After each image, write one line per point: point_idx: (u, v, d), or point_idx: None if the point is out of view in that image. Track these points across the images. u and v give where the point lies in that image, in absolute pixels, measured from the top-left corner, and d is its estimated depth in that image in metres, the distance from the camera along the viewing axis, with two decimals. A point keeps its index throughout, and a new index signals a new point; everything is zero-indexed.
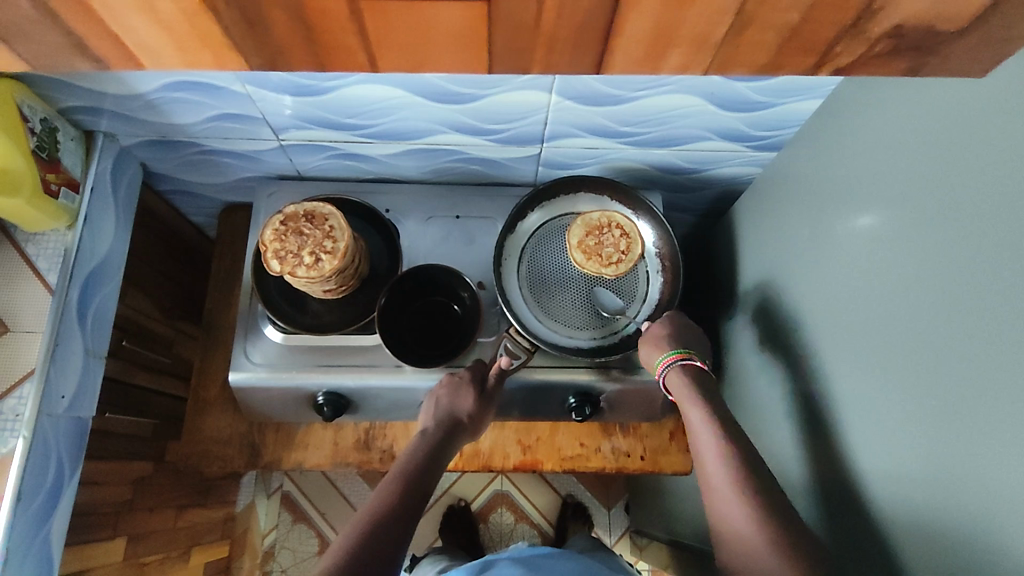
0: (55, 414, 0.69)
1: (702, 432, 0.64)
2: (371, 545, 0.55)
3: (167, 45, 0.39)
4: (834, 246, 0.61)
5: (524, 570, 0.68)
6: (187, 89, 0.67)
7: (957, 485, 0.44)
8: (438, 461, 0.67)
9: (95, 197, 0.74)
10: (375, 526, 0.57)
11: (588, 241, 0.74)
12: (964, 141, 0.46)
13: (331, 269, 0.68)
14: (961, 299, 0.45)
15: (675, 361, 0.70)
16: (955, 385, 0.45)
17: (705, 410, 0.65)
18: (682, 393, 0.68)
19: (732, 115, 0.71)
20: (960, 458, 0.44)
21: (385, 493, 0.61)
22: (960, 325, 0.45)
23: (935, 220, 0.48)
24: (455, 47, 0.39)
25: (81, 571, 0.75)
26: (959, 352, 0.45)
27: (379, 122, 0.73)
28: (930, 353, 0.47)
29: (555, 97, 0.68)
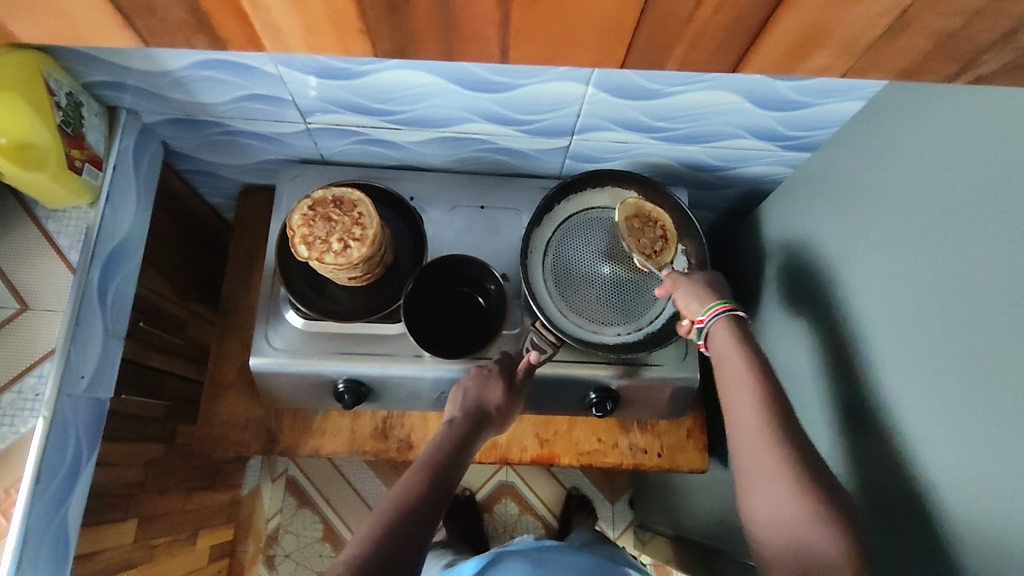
0: (75, 394, 0.68)
1: (744, 388, 0.59)
2: (400, 533, 0.55)
3: (296, 27, 0.42)
4: (863, 250, 0.61)
5: (531, 567, 0.67)
6: (216, 68, 0.66)
7: (991, 494, 0.44)
8: (466, 452, 0.67)
9: (117, 175, 0.72)
10: (404, 514, 0.57)
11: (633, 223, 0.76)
12: (1007, 148, 0.46)
13: (359, 257, 0.67)
14: (999, 309, 0.45)
15: (723, 312, 0.65)
16: (990, 396, 0.45)
17: (750, 367, 0.60)
18: (726, 347, 0.63)
19: (768, 113, 0.71)
20: (996, 468, 0.44)
21: (414, 481, 0.61)
22: (998, 335, 0.44)
23: (971, 229, 0.48)
24: (595, 42, 0.43)
25: (94, 553, 0.75)
26: (997, 360, 0.44)
27: (409, 108, 0.72)
28: (966, 361, 0.47)
29: (591, 90, 0.67)
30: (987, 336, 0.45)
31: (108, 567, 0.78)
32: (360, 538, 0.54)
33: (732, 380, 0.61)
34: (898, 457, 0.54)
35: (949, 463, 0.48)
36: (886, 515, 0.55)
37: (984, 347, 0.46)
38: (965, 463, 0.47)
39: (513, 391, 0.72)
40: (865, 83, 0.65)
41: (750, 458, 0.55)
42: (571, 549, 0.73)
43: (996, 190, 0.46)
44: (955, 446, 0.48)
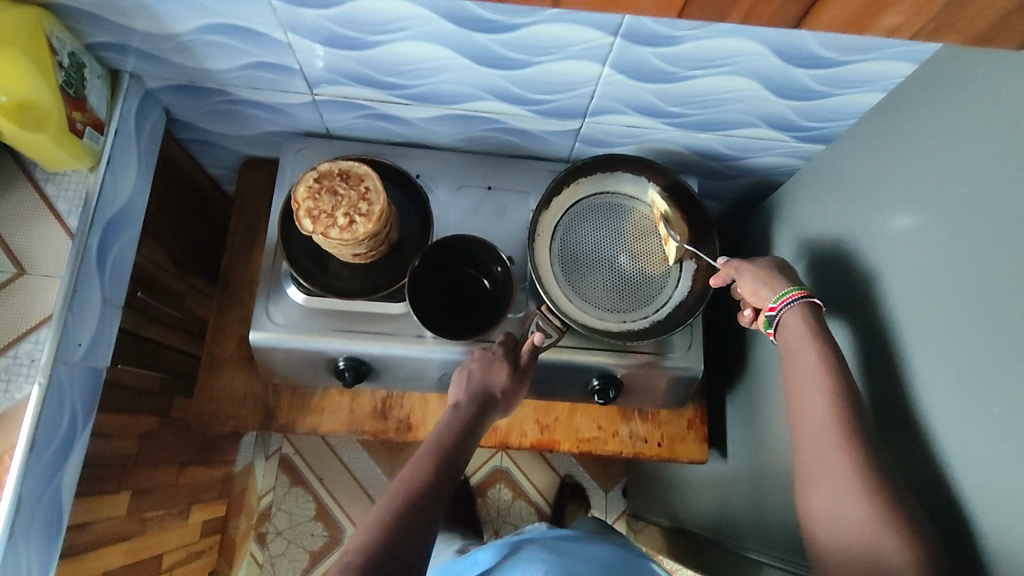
0: (72, 362, 0.66)
1: (816, 383, 0.58)
2: (405, 523, 0.55)
3: None
4: (878, 243, 0.60)
5: (550, 554, 0.67)
6: (224, 33, 0.64)
7: (1005, 490, 0.44)
8: (472, 436, 0.66)
9: (118, 140, 0.71)
10: (410, 502, 0.57)
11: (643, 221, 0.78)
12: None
13: (365, 232, 0.66)
14: (1019, 304, 0.44)
15: (799, 299, 0.63)
16: (1005, 396, 0.44)
17: (824, 359, 0.58)
18: (799, 336, 0.61)
19: (785, 102, 0.70)
20: (1010, 464, 0.44)
21: (420, 466, 0.61)
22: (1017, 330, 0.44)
23: (990, 226, 0.47)
24: None
25: (86, 524, 0.74)
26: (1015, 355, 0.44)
27: (420, 83, 0.70)
28: (984, 356, 0.47)
29: (607, 70, 0.66)
30: (1004, 333, 0.45)
31: (100, 538, 0.77)
32: (367, 529, 0.54)
33: (807, 372, 0.59)
34: (911, 454, 0.54)
35: (962, 461, 0.48)
36: None
37: (1001, 344, 0.45)
38: (977, 461, 0.47)
39: (518, 373, 0.70)
40: (886, 73, 0.63)
41: (821, 458, 0.55)
42: (593, 540, 0.74)
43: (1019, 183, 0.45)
44: (968, 445, 0.48)
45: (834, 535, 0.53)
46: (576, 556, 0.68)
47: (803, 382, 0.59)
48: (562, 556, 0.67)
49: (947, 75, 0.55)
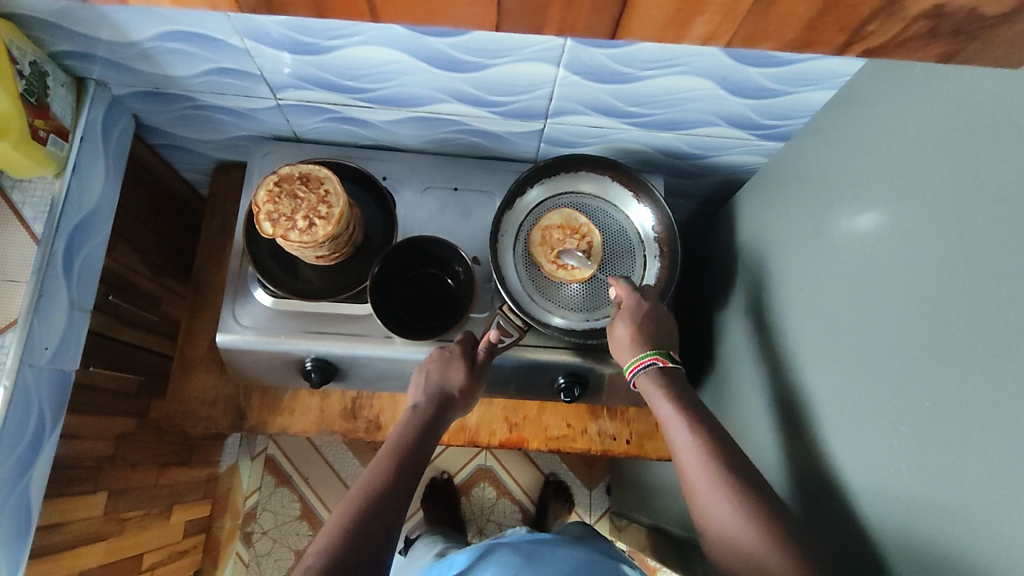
0: (38, 364, 0.68)
1: (679, 430, 0.62)
2: (367, 523, 0.55)
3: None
4: (838, 240, 0.61)
5: (522, 559, 0.63)
6: (183, 40, 0.65)
7: (943, 484, 0.44)
8: (432, 436, 0.67)
9: (84, 146, 0.72)
10: (370, 502, 0.57)
11: (553, 229, 0.78)
12: (981, 139, 0.45)
13: (324, 235, 0.67)
14: (961, 299, 0.45)
15: (643, 369, 0.67)
16: (945, 390, 0.45)
17: (677, 406, 0.63)
18: (653, 394, 0.66)
19: (742, 101, 0.70)
20: (949, 459, 0.44)
21: (379, 468, 0.61)
22: (961, 327, 0.44)
23: (938, 223, 0.48)
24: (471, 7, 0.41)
25: (58, 524, 0.75)
26: (957, 351, 0.44)
27: (380, 87, 0.71)
28: (927, 353, 0.47)
29: (563, 72, 0.66)
30: (946, 329, 0.46)
31: (74, 539, 0.78)
32: (330, 530, 0.54)
33: (667, 421, 0.63)
34: (855, 449, 0.54)
35: (902, 455, 0.49)
36: (846, 506, 0.55)
37: (943, 339, 0.46)
38: (916, 454, 0.47)
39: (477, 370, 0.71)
40: (837, 71, 0.64)
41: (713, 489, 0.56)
42: (568, 543, 0.69)
43: (973, 181, 0.46)
44: (909, 439, 0.48)
45: (739, 562, 0.53)
46: (547, 562, 0.63)
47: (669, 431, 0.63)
48: (530, 563, 0.62)
49: (899, 74, 0.56)
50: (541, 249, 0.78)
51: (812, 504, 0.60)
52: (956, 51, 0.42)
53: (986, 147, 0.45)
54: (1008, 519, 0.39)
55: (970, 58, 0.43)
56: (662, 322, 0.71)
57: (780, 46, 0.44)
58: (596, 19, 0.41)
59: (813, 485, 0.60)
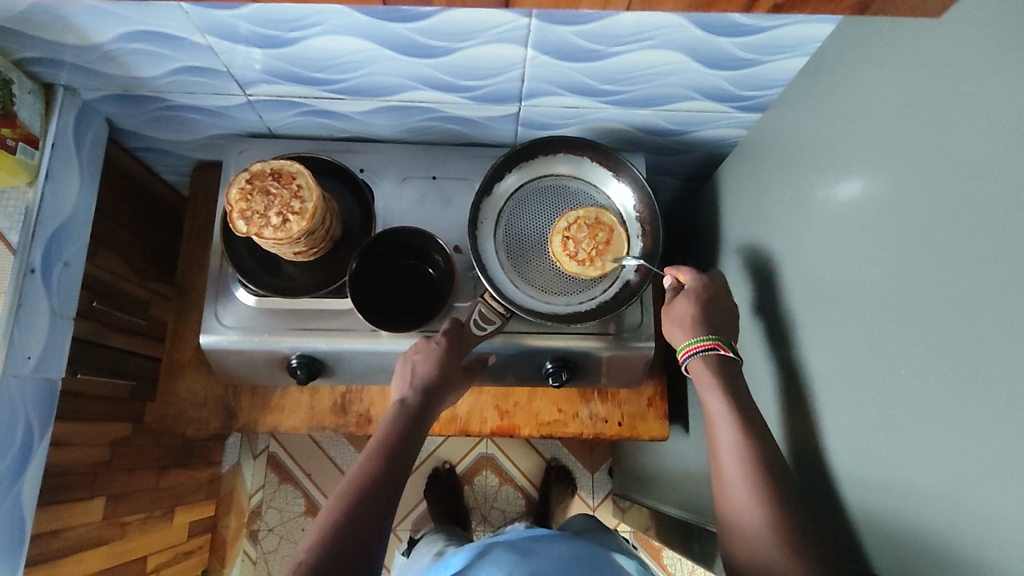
0: (22, 374, 0.68)
1: (721, 425, 0.61)
2: (356, 520, 0.55)
3: None
4: (820, 209, 0.60)
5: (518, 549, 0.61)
6: (145, 40, 0.64)
7: (939, 454, 0.44)
8: (421, 427, 0.67)
9: (56, 154, 0.72)
10: (360, 502, 0.56)
11: (595, 238, 0.75)
12: (958, 97, 0.44)
13: (299, 231, 0.66)
14: (947, 264, 0.44)
15: (701, 351, 0.65)
16: (934, 359, 0.44)
17: (728, 413, 0.61)
18: (703, 378, 0.65)
19: (716, 73, 0.69)
20: (943, 428, 0.43)
21: (367, 464, 0.60)
22: (951, 293, 0.43)
23: (919, 188, 0.47)
24: None
25: (57, 531, 0.75)
26: (946, 317, 0.43)
27: (349, 77, 0.70)
28: (918, 321, 0.46)
29: (532, 52, 0.65)
30: (934, 296, 0.45)
31: (75, 543, 0.79)
32: (317, 528, 0.54)
33: (712, 413, 0.62)
34: (851, 421, 0.54)
35: (896, 424, 0.48)
36: (846, 481, 0.54)
37: (933, 307, 0.45)
38: (907, 423, 0.47)
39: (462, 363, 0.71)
40: (811, 37, 0.62)
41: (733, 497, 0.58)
42: (570, 538, 0.65)
43: (952, 141, 0.44)
44: (902, 408, 0.48)
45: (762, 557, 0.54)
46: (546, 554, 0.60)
47: (718, 435, 0.61)
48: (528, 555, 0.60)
49: (872, 34, 0.54)
50: (595, 215, 0.75)
51: (812, 480, 0.60)
52: None
53: (964, 104, 0.43)
54: (1006, 486, 0.38)
55: None
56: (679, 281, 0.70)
57: None
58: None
59: (812, 460, 0.60)
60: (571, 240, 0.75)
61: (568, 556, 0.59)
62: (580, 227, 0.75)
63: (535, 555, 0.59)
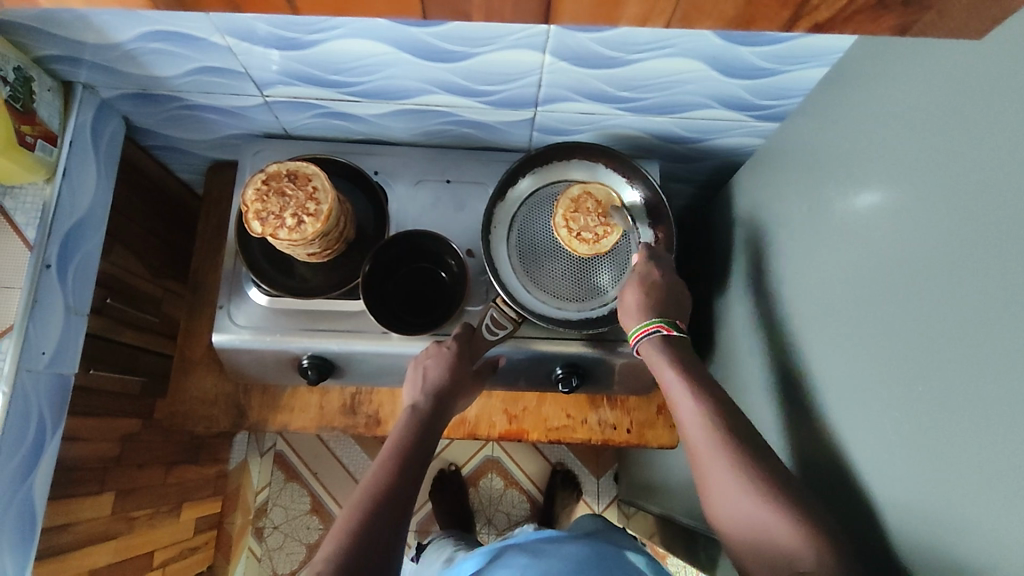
0: (36, 369, 0.69)
1: (690, 417, 0.60)
2: (375, 525, 0.55)
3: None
4: (836, 221, 0.60)
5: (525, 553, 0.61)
6: (164, 40, 0.64)
7: (955, 472, 0.43)
8: (433, 432, 0.67)
9: (73, 151, 0.72)
10: (375, 507, 0.56)
11: (585, 205, 0.74)
12: (979, 114, 0.44)
13: (313, 232, 0.66)
14: (964, 280, 0.43)
15: (649, 333, 0.67)
16: (950, 376, 0.44)
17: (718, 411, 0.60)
18: (656, 358, 0.66)
19: (734, 81, 0.68)
20: (957, 445, 0.43)
21: (381, 471, 0.60)
22: (969, 308, 0.43)
23: (939, 204, 0.46)
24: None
25: (66, 526, 0.75)
26: (963, 334, 0.43)
27: (365, 79, 0.70)
28: (932, 337, 0.46)
29: (549, 58, 0.65)
30: (949, 312, 0.44)
31: (84, 538, 0.79)
32: (336, 535, 0.54)
33: (668, 385, 0.64)
34: (860, 436, 0.54)
35: (909, 441, 0.48)
36: (857, 495, 0.54)
37: (946, 324, 0.44)
38: (921, 440, 0.47)
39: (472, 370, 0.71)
40: (830, 48, 0.62)
41: (701, 461, 0.57)
42: (578, 539, 0.65)
43: (973, 156, 0.44)
44: (916, 425, 0.47)
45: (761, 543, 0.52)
46: (558, 556, 0.59)
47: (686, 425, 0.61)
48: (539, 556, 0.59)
49: (893, 46, 0.54)
50: (564, 200, 0.74)
51: (822, 493, 0.59)
52: (914, 18, 0.41)
53: (986, 119, 0.43)
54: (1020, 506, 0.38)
55: (939, 28, 0.42)
56: (675, 289, 0.71)
57: (716, 25, 0.44)
58: (523, 4, 0.42)
59: (823, 473, 0.59)
60: (584, 230, 0.73)
61: (575, 555, 0.59)
62: (571, 217, 0.73)
63: (545, 556, 0.59)
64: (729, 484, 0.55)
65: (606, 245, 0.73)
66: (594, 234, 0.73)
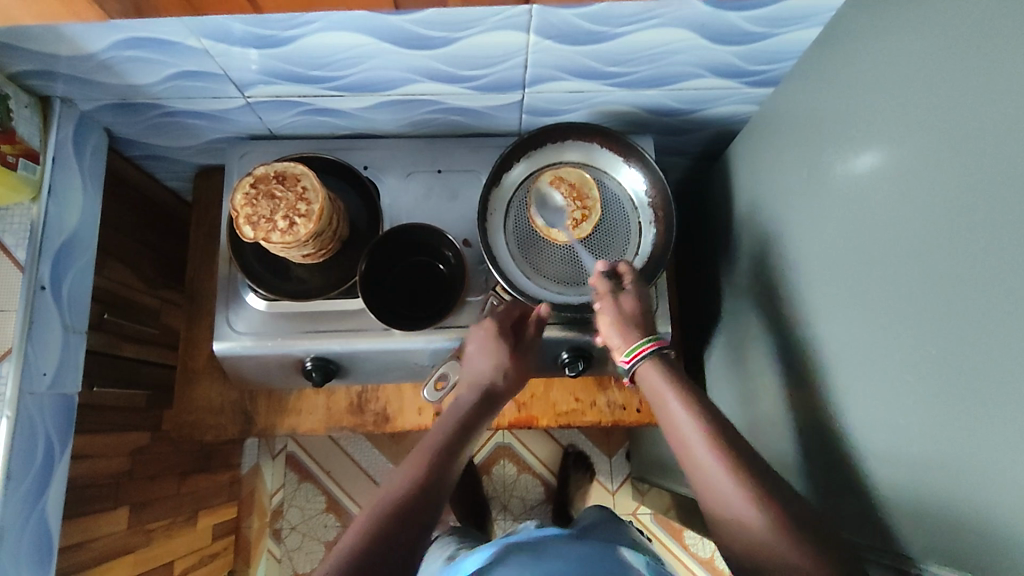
0: (38, 391, 0.68)
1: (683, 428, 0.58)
2: (405, 516, 0.53)
3: None
4: (835, 186, 0.58)
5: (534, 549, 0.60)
6: (139, 47, 0.63)
7: (964, 433, 0.42)
8: (468, 427, 0.65)
9: (57, 167, 0.71)
10: (406, 498, 0.55)
11: (560, 192, 0.76)
12: (978, 66, 0.42)
13: (306, 233, 0.65)
14: (968, 237, 0.42)
15: (650, 351, 0.64)
16: (958, 335, 0.43)
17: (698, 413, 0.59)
18: (646, 380, 0.64)
19: (724, 48, 0.67)
20: (966, 405, 0.42)
21: (416, 463, 0.59)
22: (975, 266, 0.41)
23: (939, 162, 0.45)
24: None
25: (82, 544, 0.75)
26: (969, 292, 0.42)
27: (347, 73, 0.69)
28: (937, 297, 0.45)
29: (534, 38, 0.63)
30: (954, 270, 0.43)
31: (102, 555, 0.79)
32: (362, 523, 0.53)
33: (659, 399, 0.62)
34: (866, 400, 0.53)
35: (918, 405, 0.47)
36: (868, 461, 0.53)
37: (951, 283, 0.44)
38: (929, 403, 0.46)
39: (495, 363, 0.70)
40: (821, 7, 0.60)
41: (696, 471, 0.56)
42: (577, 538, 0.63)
43: (975, 109, 0.42)
44: (923, 386, 0.46)
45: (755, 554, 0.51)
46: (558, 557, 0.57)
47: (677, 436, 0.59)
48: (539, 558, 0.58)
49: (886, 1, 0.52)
50: (538, 191, 0.77)
51: (833, 461, 0.59)
52: None
53: (986, 69, 0.42)
54: None
55: None
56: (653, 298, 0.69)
57: None
58: None
59: (833, 441, 0.59)
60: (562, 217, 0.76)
61: (571, 554, 0.58)
62: (545, 206, 0.76)
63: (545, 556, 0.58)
64: (728, 495, 0.53)
65: (587, 229, 0.76)
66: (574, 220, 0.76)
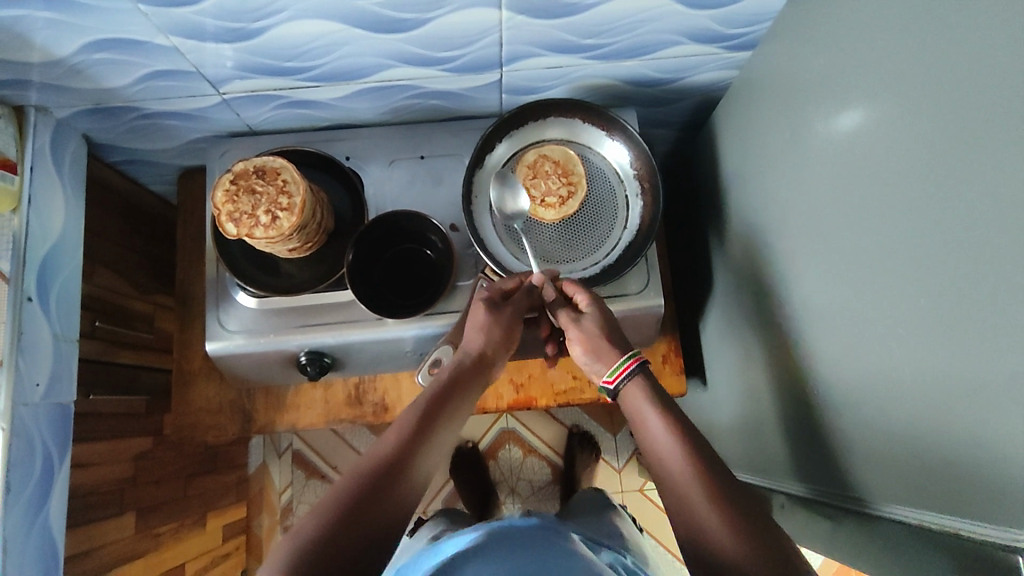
0: (32, 402, 0.68)
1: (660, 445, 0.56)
2: (389, 484, 0.52)
3: None
4: (818, 145, 0.58)
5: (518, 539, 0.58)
6: (107, 48, 0.62)
7: (955, 383, 0.42)
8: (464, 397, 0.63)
9: (35, 177, 0.70)
10: (393, 466, 0.53)
11: (545, 168, 0.75)
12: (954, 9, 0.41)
13: (290, 227, 0.65)
14: (950, 184, 0.42)
15: (634, 369, 0.61)
16: (943, 284, 0.42)
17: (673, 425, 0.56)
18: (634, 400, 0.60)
19: (701, 13, 0.66)
20: (954, 355, 0.42)
21: (406, 428, 0.57)
22: (958, 214, 0.41)
23: (920, 111, 0.44)
24: None
25: (88, 551, 0.75)
26: (953, 240, 0.41)
27: (322, 62, 0.68)
28: (921, 248, 0.44)
29: (507, 13, 0.62)
30: (936, 218, 0.43)
31: (109, 561, 0.79)
32: (344, 485, 0.52)
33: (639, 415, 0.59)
34: (860, 358, 0.53)
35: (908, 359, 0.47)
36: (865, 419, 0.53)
37: (935, 231, 0.43)
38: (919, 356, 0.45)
39: (487, 345, 0.66)
40: None
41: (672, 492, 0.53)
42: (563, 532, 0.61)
43: (953, 54, 0.41)
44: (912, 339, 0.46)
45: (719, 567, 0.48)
46: None
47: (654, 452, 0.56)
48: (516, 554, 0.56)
49: None
50: (522, 168, 0.76)
51: (830, 422, 0.59)
52: None
53: (962, 11, 0.40)
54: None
55: None
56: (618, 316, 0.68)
57: None
58: None
59: (829, 402, 0.59)
60: (547, 193, 0.75)
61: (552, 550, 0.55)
62: (530, 183, 0.75)
63: None
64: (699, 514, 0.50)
65: (572, 206, 0.75)
66: (559, 198, 0.75)
